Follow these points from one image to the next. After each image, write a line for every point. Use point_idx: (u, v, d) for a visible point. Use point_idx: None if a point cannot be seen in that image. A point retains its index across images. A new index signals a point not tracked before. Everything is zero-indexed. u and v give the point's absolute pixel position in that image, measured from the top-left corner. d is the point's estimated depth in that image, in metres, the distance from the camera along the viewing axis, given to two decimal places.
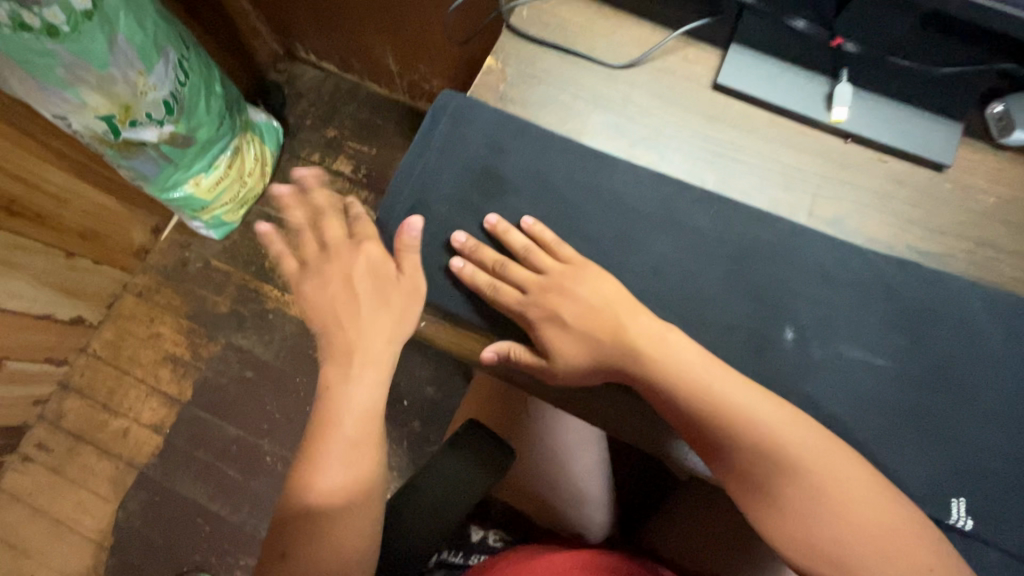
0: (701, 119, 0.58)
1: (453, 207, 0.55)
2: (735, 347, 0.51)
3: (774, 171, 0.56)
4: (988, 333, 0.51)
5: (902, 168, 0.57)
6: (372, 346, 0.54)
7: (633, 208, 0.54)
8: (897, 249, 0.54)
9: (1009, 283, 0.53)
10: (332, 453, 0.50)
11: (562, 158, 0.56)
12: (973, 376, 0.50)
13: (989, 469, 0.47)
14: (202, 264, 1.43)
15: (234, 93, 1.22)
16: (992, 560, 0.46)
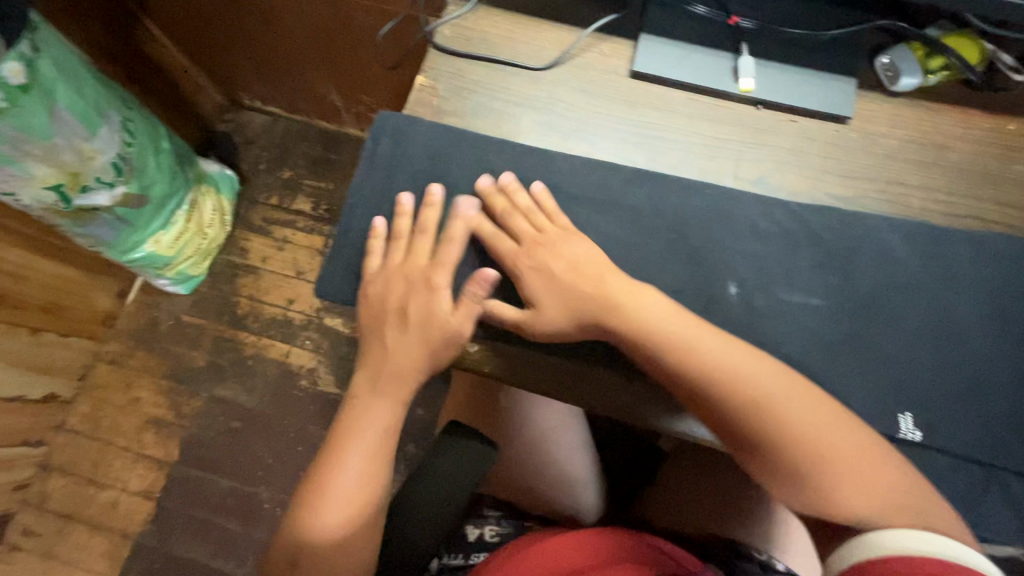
0: (623, 106, 0.62)
1: (405, 218, 0.57)
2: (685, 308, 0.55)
3: (697, 143, 0.61)
4: (907, 260, 0.55)
5: (811, 125, 0.61)
6: (397, 369, 0.55)
7: (574, 196, 0.59)
8: (816, 198, 0.59)
9: (919, 214, 0.58)
10: (345, 464, 0.53)
11: (501, 158, 0.59)
12: (900, 302, 0.54)
13: (926, 382, 0.52)
14: (173, 322, 1.42)
15: (183, 148, 1.23)
16: (941, 463, 0.51)
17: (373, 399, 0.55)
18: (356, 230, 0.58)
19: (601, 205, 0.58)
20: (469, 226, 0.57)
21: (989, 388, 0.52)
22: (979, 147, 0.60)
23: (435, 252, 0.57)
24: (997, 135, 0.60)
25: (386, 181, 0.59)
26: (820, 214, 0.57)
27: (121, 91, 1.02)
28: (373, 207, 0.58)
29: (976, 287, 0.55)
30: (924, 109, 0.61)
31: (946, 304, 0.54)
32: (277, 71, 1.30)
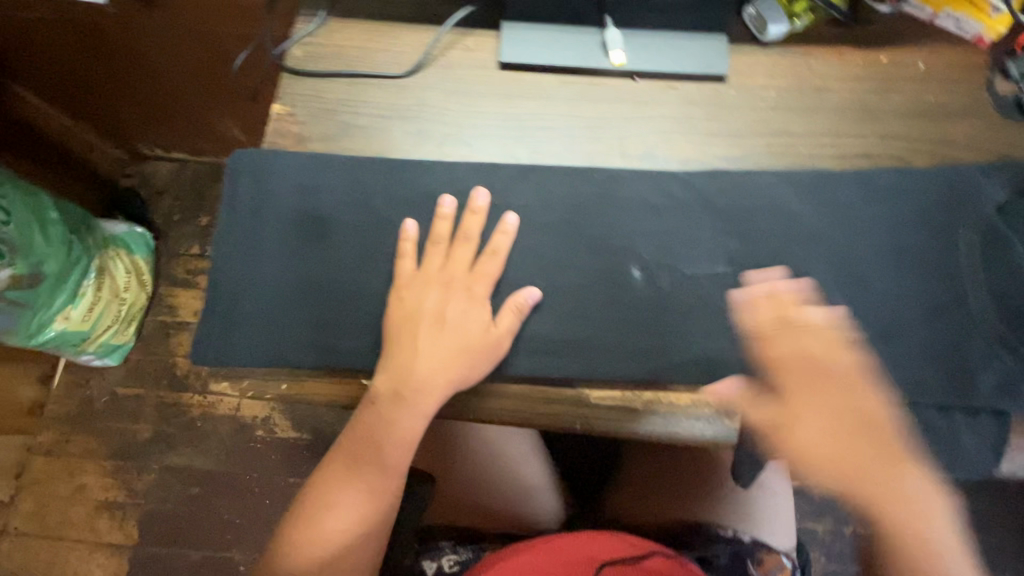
0: (497, 100, 0.59)
1: (280, 262, 0.53)
2: (590, 302, 0.52)
3: (578, 127, 0.58)
4: (806, 212, 0.54)
5: (691, 89, 0.59)
6: (445, 361, 0.50)
7: (459, 204, 0.55)
8: (708, 163, 0.57)
9: (810, 160, 0.57)
10: (347, 484, 0.50)
11: (373, 179, 0.55)
12: (805, 257, 0.53)
13: (843, 332, 0.51)
14: (108, 397, 1.32)
15: (78, 213, 1.12)
16: (864, 410, 0.50)
17: (433, 391, 0.50)
18: (224, 283, 0.52)
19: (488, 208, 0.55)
20: (351, 257, 0.53)
21: (900, 326, 0.51)
22: (857, 84, 0.59)
23: (317, 292, 0.52)
24: (873, 69, 0.59)
25: (252, 226, 0.53)
26: (713, 180, 0.55)
27: None
28: (242, 254, 0.53)
29: (876, 226, 0.54)
30: (798, 55, 0.60)
31: (851, 251, 0.53)
32: (171, 115, 1.18)
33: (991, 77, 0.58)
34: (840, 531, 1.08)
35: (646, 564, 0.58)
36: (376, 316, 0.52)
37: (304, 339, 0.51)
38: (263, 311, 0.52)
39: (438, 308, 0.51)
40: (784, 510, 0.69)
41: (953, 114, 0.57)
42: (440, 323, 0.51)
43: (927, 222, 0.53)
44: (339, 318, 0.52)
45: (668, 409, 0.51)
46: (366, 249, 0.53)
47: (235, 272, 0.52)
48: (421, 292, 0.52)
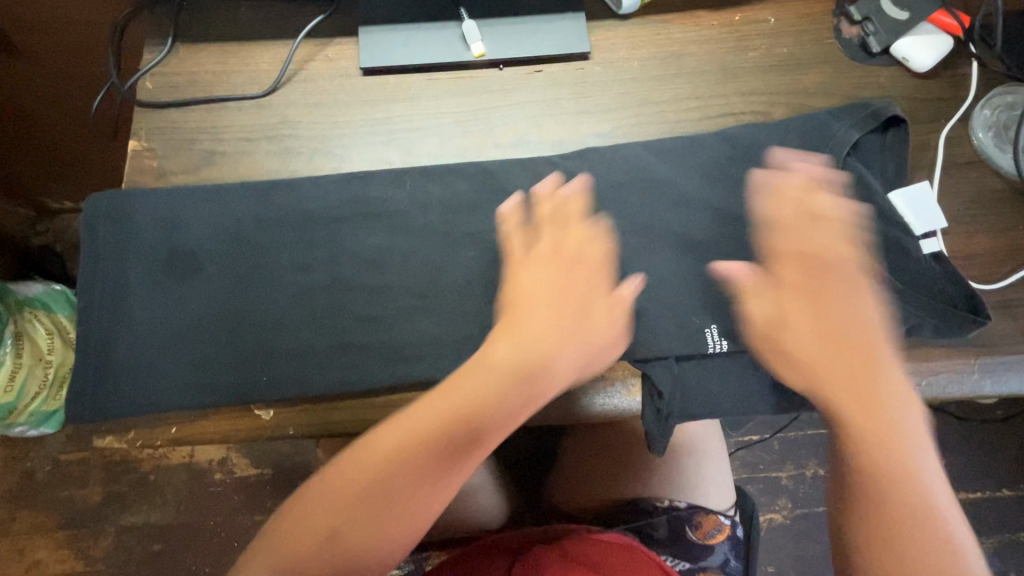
0: (363, 108, 0.58)
1: (153, 303, 0.51)
2: (476, 296, 0.52)
3: (448, 125, 0.58)
4: (677, 177, 0.55)
5: (557, 70, 0.60)
6: (534, 337, 0.45)
7: (335, 217, 0.54)
8: (580, 142, 0.58)
9: (677, 127, 0.58)
10: (373, 478, 0.40)
11: (241, 205, 0.53)
12: (683, 220, 0.54)
13: (728, 288, 0.52)
14: (50, 466, 1.25)
15: None
16: (757, 360, 0.51)
17: (468, 425, 0.41)
18: (97, 333, 0.50)
19: (365, 215, 0.54)
20: (224, 288, 0.51)
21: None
22: (715, 45, 0.60)
23: (194, 328, 0.50)
24: (728, 28, 0.60)
25: (121, 270, 0.51)
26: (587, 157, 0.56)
27: None
28: (114, 301, 0.51)
29: (750, 178, 0.54)
30: (654, 24, 0.61)
31: (725, 209, 0.54)
32: None
33: (837, 22, 0.60)
34: (802, 475, 1.11)
35: (571, 544, 0.57)
36: (258, 344, 0.50)
37: (184, 381, 0.49)
38: (142, 358, 0.50)
39: (323, 326, 0.51)
40: (720, 471, 0.71)
41: (806, 63, 0.59)
42: (569, 286, 0.47)
43: (799, 167, 0.54)
44: (221, 353, 0.50)
45: (568, 387, 0.52)
46: (240, 280, 0.51)
47: (106, 321, 0.50)
48: (306, 313, 0.51)
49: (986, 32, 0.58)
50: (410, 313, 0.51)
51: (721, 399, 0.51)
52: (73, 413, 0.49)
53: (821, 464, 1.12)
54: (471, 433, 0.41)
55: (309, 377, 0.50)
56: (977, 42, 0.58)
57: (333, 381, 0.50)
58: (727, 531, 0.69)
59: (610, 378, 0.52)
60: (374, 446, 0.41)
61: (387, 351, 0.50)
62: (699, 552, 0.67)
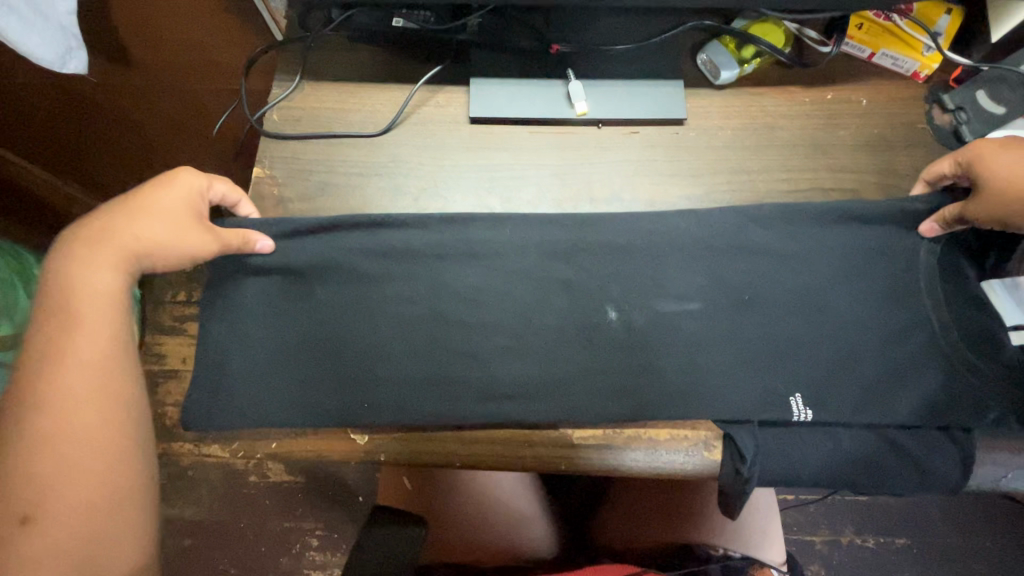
0: (468, 153, 0.62)
1: (268, 320, 0.54)
2: (566, 343, 0.54)
3: (547, 176, 0.61)
4: (771, 244, 0.56)
5: (653, 132, 0.63)
6: (81, 367, 0.44)
7: (438, 252, 0.57)
8: (673, 203, 0.61)
9: (767, 195, 0.60)
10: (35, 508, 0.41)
11: (351, 233, 0.56)
12: (771, 287, 0.55)
13: (813, 358, 0.53)
14: None
15: None
16: (844, 436, 0.52)
17: (76, 477, 0.42)
18: (214, 349, 0.54)
19: (467, 254, 0.57)
20: (333, 314, 0.54)
21: (868, 350, 0.53)
22: (807, 120, 0.62)
23: (305, 349, 0.54)
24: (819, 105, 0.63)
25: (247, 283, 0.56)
26: (94, 212, 0.50)
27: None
28: (234, 314, 0.54)
29: (839, 251, 0.56)
30: (749, 97, 0.64)
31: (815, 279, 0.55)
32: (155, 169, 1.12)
33: (929, 108, 0.62)
34: (838, 542, 1.09)
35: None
36: (361, 370, 0.53)
37: (291, 398, 0.52)
38: (252, 375, 0.53)
39: (422, 356, 0.53)
40: (773, 528, 0.70)
41: (898, 145, 0.61)
42: (111, 280, 0.47)
43: (884, 246, 0.57)
44: (325, 377, 0.53)
45: (649, 444, 0.53)
46: (345, 307, 0.55)
47: (224, 337, 0.54)
48: (409, 342, 0.54)
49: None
50: (503, 352, 0.54)
51: (804, 468, 0.51)
52: (190, 417, 0.52)
53: (859, 533, 1.09)
54: (98, 480, 0.43)
55: (410, 410, 0.52)
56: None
57: (428, 413, 0.52)
58: None
59: (692, 437, 0.53)
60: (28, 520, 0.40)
61: (484, 391, 0.53)
62: None
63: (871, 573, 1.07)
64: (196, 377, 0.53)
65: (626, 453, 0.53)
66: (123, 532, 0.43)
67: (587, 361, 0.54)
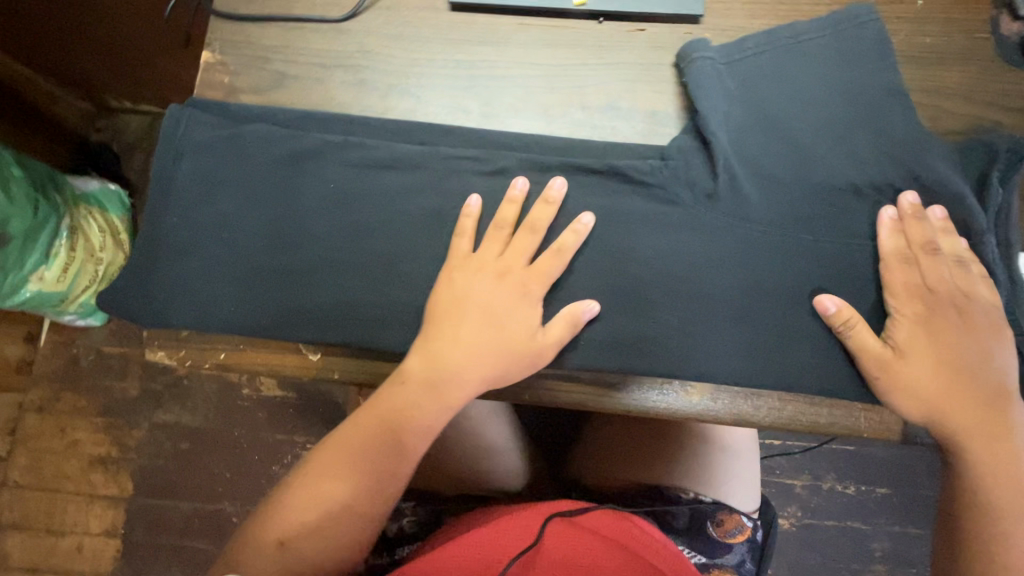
0: (444, 45, 0.54)
1: (193, 251, 0.49)
2: (560, 285, 0.48)
3: (534, 77, 0.53)
4: (823, 206, 0.48)
5: (661, 31, 0.54)
6: (481, 365, 0.45)
7: (417, 138, 0.51)
8: (675, 116, 0.53)
9: (807, 139, 0.49)
10: (342, 470, 0.43)
11: (278, 166, 0.49)
12: (756, 253, 0.48)
13: (782, 350, 0.48)
14: (95, 355, 1.18)
15: (38, 167, 0.95)
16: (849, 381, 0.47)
17: (390, 456, 0.43)
18: (167, 250, 0.49)
19: (417, 181, 0.49)
20: (295, 250, 0.48)
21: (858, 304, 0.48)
22: (833, 59, 0.50)
23: (254, 282, 0.48)
24: (855, 37, 0.50)
25: (196, 221, 0.49)
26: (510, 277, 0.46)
27: None
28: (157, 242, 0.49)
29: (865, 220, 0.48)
30: None
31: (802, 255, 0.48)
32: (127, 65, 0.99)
33: (995, 15, 0.53)
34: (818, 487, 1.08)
35: (589, 515, 0.50)
36: (285, 323, 0.48)
37: (250, 293, 0.48)
38: (187, 280, 0.48)
39: (381, 301, 0.48)
40: (748, 472, 0.67)
41: (947, 62, 0.53)
42: (497, 317, 0.45)
43: (897, 212, 0.48)
44: (272, 300, 0.48)
45: (620, 381, 0.50)
46: (273, 235, 0.48)
47: (186, 236, 0.49)
48: (337, 297, 0.48)
49: (1006, 160, 0.48)
50: None
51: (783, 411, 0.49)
52: (148, 314, 0.48)
53: (840, 480, 1.08)
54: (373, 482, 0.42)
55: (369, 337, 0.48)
56: (1001, 169, 0.48)
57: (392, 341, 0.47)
58: (749, 532, 0.64)
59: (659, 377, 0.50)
60: (320, 463, 0.43)
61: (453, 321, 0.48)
62: (715, 548, 0.62)
63: (848, 517, 1.07)
64: (116, 309, 0.49)
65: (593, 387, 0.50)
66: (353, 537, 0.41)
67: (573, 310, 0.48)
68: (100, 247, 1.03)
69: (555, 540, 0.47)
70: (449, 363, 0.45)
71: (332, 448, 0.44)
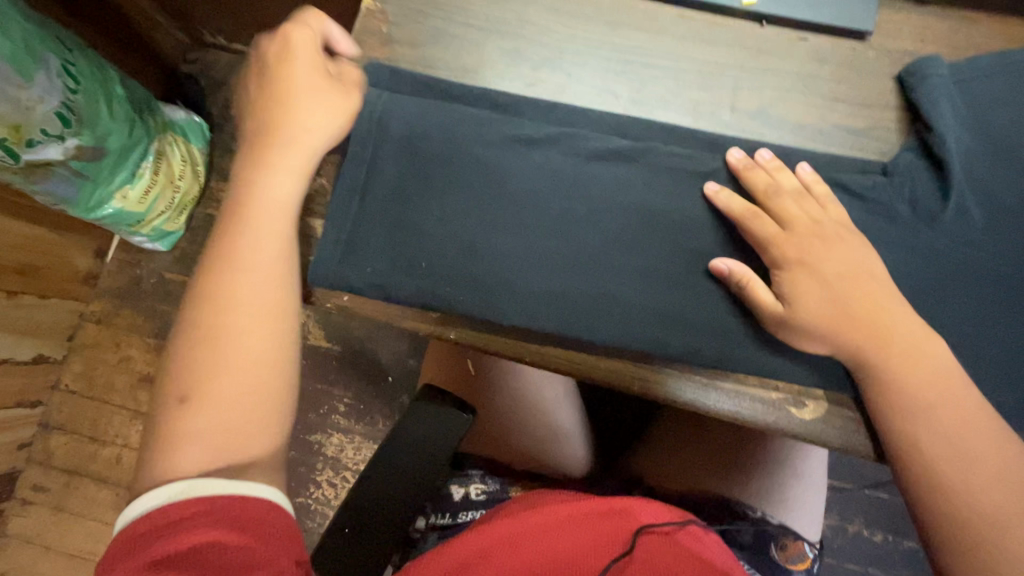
0: (602, 27, 0.53)
1: (341, 192, 0.50)
2: (702, 286, 0.49)
3: (688, 73, 0.53)
4: (980, 244, 0.48)
5: (824, 43, 0.52)
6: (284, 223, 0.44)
7: (566, 121, 0.52)
8: (826, 131, 0.52)
9: (968, 175, 0.48)
10: (252, 287, 0.42)
11: (438, 132, 0.51)
12: (913, 286, 0.47)
13: None
14: (157, 279, 1.15)
15: (136, 86, 0.94)
16: None
17: (252, 339, 0.41)
18: (337, 197, 0.51)
19: (572, 171, 0.51)
20: (461, 217, 0.51)
21: (996, 346, 0.47)
22: (1007, 100, 0.49)
23: (417, 240, 0.51)
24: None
25: (368, 175, 0.51)
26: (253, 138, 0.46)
27: (56, 26, 0.79)
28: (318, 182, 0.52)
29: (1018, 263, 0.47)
30: (957, 20, 0.52)
31: (949, 297, 0.47)
32: (236, 6, 0.98)
33: None
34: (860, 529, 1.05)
35: (684, 535, 0.51)
36: (441, 286, 0.50)
37: (410, 251, 0.50)
38: (353, 228, 0.51)
39: (542, 281, 0.50)
40: (813, 500, 0.66)
41: None
42: (296, 135, 0.45)
43: None
44: (433, 262, 0.50)
45: (734, 383, 0.50)
46: (416, 194, 0.51)
47: (359, 186, 0.51)
48: (468, 262, 0.50)
49: None
50: (612, 321, 0.50)
51: None
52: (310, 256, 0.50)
53: None
54: (264, 355, 0.41)
55: (508, 310, 0.50)
56: None
57: (539, 318, 0.50)
58: (807, 561, 0.63)
59: (782, 390, 0.50)
60: (212, 310, 0.41)
61: (596, 308, 0.50)
62: (776, 568, 0.62)
63: None
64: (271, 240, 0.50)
65: (702, 389, 0.50)
66: (262, 396, 0.40)
67: (718, 317, 0.49)
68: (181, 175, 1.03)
69: (643, 553, 0.48)
70: (263, 140, 0.45)
71: (216, 268, 0.42)
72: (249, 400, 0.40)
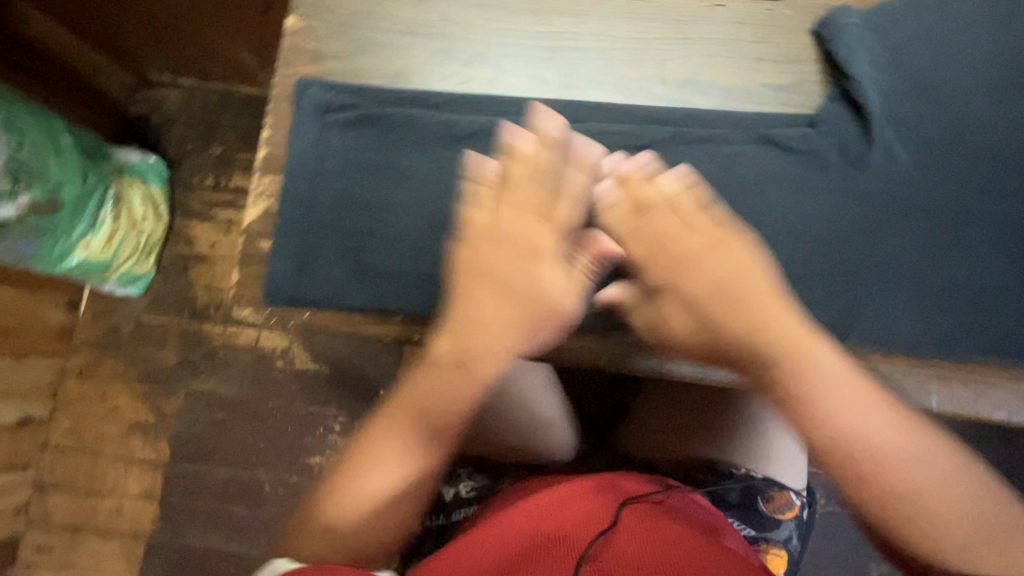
0: (525, 16, 0.54)
1: (289, 208, 0.51)
2: None
3: (615, 50, 0.54)
4: (910, 179, 0.49)
5: (742, 6, 0.54)
6: (512, 319, 0.47)
7: (502, 113, 0.53)
8: (754, 91, 0.53)
9: (892, 114, 0.50)
10: (392, 441, 0.47)
11: (377, 139, 0.52)
12: (852, 229, 0.49)
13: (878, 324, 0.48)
14: (133, 325, 1.14)
15: (85, 134, 0.93)
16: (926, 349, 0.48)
17: (419, 436, 0.47)
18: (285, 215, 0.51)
19: None
20: (410, 220, 0.51)
21: (938, 275, 0.49)
22: (920, 37, 0.50)
23: (370, 248, 0.51)
24: (953, 17, 0.50)
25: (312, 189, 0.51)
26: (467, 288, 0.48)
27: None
28: (266, 203, 0.52)
29: (948, 193, 0.49)
30: None
31: (887, 233, 0.49)
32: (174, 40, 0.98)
33: None
34: None
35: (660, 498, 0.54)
36: (399, 290, 0.51)
37: (365, 259, 0.51)
38: (304, 243, 0.51)
39: None
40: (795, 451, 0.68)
41: None
42: (503, 280, 0.47)
43: (975, 188, 0.49)
44: (388, 268, 0.51)
45: None
46: (365, 204, 0.51)
47: (306, 202, 0.51)
48: (422, 263, 0.51)
49: None
50: None
51: None
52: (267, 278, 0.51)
53: None
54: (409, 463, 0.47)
55: None
56: None
57: None
58: (795, 510, 0.65)
59: None
60: (420, 394, 0.48)
61: None
62: (766, 521, 0.64)
63: None
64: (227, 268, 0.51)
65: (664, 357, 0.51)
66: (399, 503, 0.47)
67: None
68: (143, 217, 1.02)
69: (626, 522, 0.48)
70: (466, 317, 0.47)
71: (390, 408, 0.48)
72: (394, 511, 0.47)
